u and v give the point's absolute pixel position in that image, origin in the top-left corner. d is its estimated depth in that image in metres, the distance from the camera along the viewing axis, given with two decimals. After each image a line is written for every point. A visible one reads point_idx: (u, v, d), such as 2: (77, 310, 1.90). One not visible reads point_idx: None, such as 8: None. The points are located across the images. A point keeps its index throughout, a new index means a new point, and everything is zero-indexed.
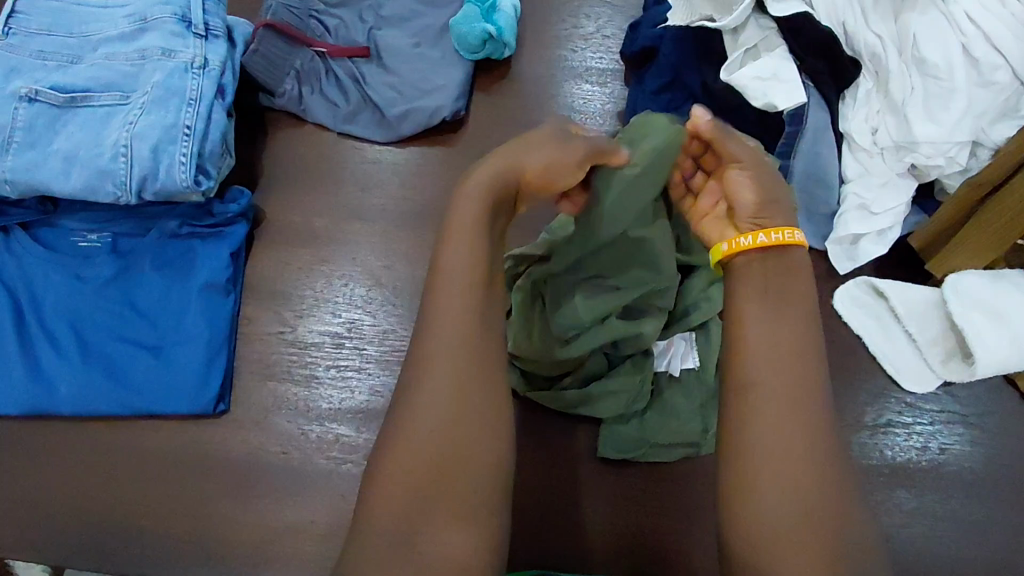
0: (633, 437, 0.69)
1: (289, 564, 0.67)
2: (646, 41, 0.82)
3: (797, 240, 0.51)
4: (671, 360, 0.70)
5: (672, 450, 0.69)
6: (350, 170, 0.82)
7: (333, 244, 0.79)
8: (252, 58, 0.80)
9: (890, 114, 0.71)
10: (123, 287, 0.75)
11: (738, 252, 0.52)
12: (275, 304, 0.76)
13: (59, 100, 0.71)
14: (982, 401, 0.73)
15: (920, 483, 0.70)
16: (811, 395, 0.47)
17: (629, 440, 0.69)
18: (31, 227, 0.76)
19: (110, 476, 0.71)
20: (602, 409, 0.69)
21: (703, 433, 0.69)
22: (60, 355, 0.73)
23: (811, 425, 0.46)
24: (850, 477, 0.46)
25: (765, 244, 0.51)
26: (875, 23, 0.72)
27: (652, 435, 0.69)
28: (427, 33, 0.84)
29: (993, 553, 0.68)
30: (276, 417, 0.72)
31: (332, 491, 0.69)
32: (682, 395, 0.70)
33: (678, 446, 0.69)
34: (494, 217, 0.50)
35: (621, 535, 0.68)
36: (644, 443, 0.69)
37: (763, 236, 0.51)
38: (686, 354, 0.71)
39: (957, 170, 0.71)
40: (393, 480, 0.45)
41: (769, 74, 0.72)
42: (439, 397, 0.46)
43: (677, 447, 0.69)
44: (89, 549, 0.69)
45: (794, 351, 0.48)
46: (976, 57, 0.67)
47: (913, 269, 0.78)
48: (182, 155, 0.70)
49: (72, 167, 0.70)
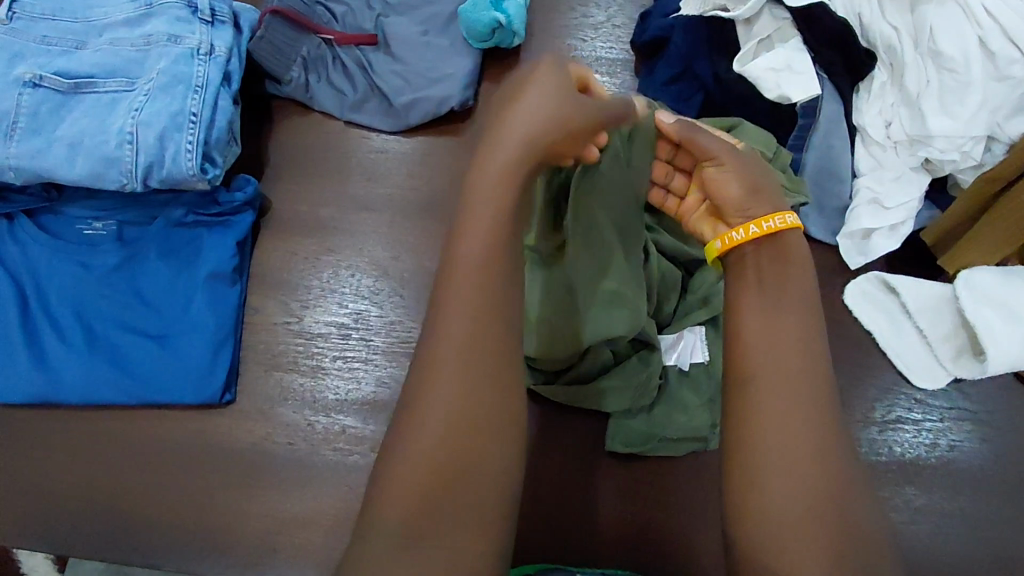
0: (641, 431, 0.68)
1: (295, 556, 0.67)
2: (657, 31, 0.80)
3: (789, 223, 0.53)
4: (679, 356, 0.70)
5: (680, 444, 0.69)
6: (356, 160, 0.81)
7: (339, 235, 0.78)
8: (258, 44, 0.79)
9: (904, 107, 0.71)
10: (127, 276, 0.74)
11: (732, 247, 0.54)
12: (281, 294, 0.76)
13: (64, 86, 0.71)
14: (992, 399, 0.72)
15: (928, 479, 0.70)
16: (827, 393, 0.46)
17: (636, 434, 0.68)
18: (34, 214, 0.75)
19: (116, 466, 0.71)
20: (607, 405, 0.69)
21: (712, 425, 0.68)
22: (65, 344, 0.72)
23: (827, 424, 0.45)
24: (864, 476, 0.46)
25: (757, 234, 0.52)
26: (890, 15, 0.71)
27: (659, 429, 0.68)
28: (435, 22, 0.83)
29: (1002, 551, 0.67)
30: (281, 407, 0.72)
31: (338, 483, 0.69)
32: (690, 390, 0.70)
33: (686, 440, 0.69)
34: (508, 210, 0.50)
35: (628, 530, 0.68)
36: (652, 437, 0.68)
37: (753, 227, 0.53)
38: (694, 348, 0.70)
39: (972, 165, 0.70)
40: (402, 475, 0.44)
41: (782, 66, 0.72)
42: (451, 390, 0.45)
43: (684, 443, 0.69)
44: (92, 538, 0.69)
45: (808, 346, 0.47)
46: (993, 51, 0.66)
47: (925, 264, 0.77)
48: (189, 143, 0.69)
49: (76, 154, 0.69)
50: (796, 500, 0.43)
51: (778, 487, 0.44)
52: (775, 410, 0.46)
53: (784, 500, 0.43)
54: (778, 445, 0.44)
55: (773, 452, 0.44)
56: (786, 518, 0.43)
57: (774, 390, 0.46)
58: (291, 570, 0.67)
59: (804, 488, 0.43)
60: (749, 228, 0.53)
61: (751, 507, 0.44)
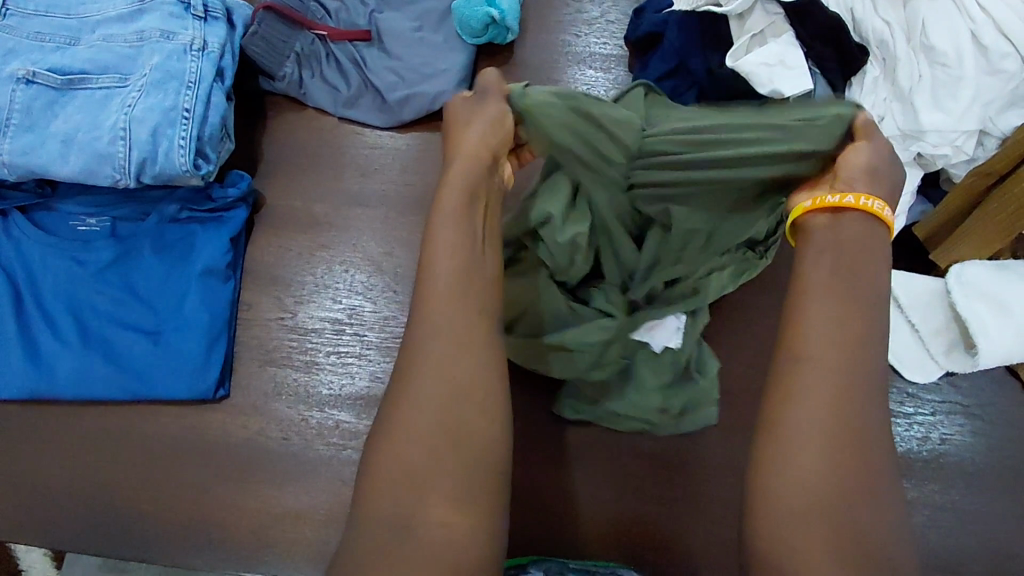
0: (592, 402, 0.69)
1: (290, 549, 0.68)
2: (651, 27, 0.80)
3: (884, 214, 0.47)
4: (655, 334, 0.65)
5: (631, 422, 0.69)
6: (350, 155, 0.81)
7: (333, 231, 0.78)
8: (251, 41, 0.79)
9: (897, 102, 0.70)
10: (120, 272, 0.74)
11: (822, 210, 0.48)
12: (276, 290, 0.76)
13: (57, 82, 0.71)
14: (984, 392, 0.72)
15: (920, 473, 0.70)
16: (842, 377, 0.42)
17: (586, 403, 0.69)
18: (29, 210, 0.75)
19: (112, 461, 0.71)
20: (557, 367, 0.66)
21: (664, 411, 0.67)
22: (60, 341, 0.72)
23: None
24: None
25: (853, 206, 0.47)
26: (882, 10, 0.72)
27: (613, 405, 0.68)
28: (430, 17, 0.83)
29: (992, 543, 0.68)
30: (275, 403, 0.72)
31: (333, 478, 0.69)
32: (651, 370, 0.66)
33: (633, 420, 0.68)
34: (481, 211, 0.49)
35: (620, 523, 0.68)
36: (601, 410, 0.69)
37: (852, 198, 0.47)
38: (673, 332, 0.65)
39: (964, 159, 0.70)
40: (385, 465, 0.43)
41: (774, 61, 0.72)
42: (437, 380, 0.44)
43: (634, 421, 0.68)
44: (89, 533, 0.69)
45: (836, 316, 0.44)
46: (985, 45, 0.66)
47: (918, 258, 0.77)
48: (182, 139, 0.69)
49: (69, 150, 0.69)
50: None
51: (782, 469, 0.41)
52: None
53: (790, 490, 0.41)
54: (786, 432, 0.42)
55: (787, 442, 0.41)
56: None
57: None
58: (287, 564, 0.67)
59: None
60: (848, 197, 0.47)
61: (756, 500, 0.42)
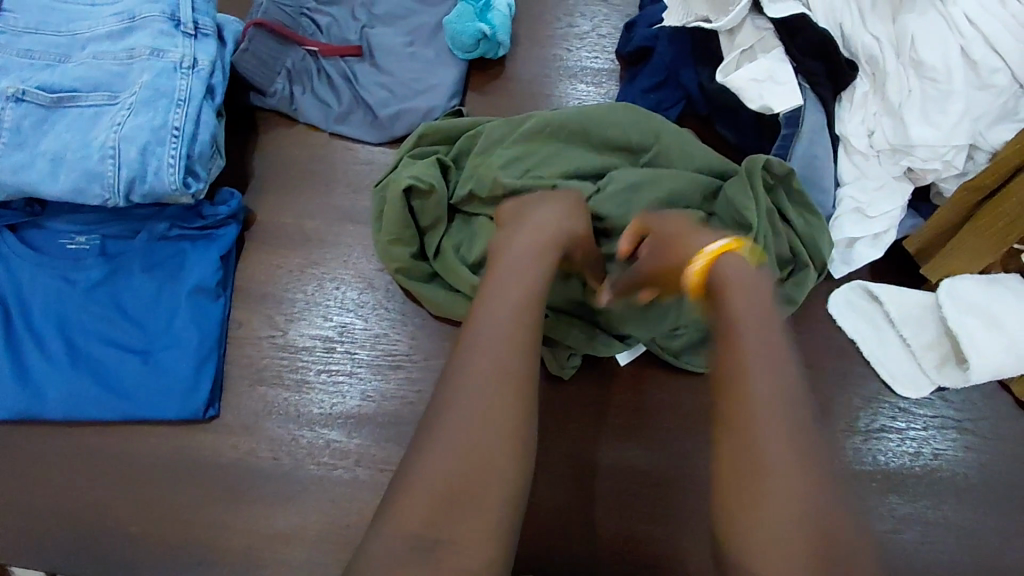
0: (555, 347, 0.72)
1: (279, 569, 0.67)
2: (641, 41, 0.80)
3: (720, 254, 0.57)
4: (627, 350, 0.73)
5: (573, 360, 0.72)
6: (341, 171, 0.81)
7: (324, 247, 0.78)
8: (242, 57, 0.79)
9: (887, 117, 0.70)
10: (111, 291, 0.74)
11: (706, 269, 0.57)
12: (265, 308, 0.76)
13: (47, 100, 0.71)
14: (976, 406, 0.72)
15: (911, 490, 0.70)
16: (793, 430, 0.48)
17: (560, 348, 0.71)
18: (18, 229, 0.75)
19: (100, 482, 0.71)
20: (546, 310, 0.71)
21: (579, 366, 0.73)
22: (49, 360, 0.72)
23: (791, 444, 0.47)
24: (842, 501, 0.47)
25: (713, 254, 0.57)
26: (872, 25, 0.71)
27: (560, 338, 0.71)
28: (422, 31, 0.83)
29: (984, 559, 0.68)
30: (267, 422, 0.72)
31: (324, 497, 0.69)
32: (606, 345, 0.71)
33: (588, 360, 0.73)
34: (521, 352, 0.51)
35: (614, 541, 0.67)
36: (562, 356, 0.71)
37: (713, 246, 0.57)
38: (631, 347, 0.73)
39: (954, 173, 0.70)
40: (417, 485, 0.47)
41: (764, 76, 0.72)
42: (482, 395, 0.49)
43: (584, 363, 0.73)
44: (78, 556, 0.69)
45: (775, 373, 0.49)
46: (975, 59, 0.66)
47: (908, 273, 0.77)
48: (171, 157, 0.69)
49: (59, 169, 0.69)
50: (773, 523, 0.45)
51: (759, 513, 0.46)
52: (767, 425, 0.48)
53: (765, 521, 0.46)
54: (741, 462, 0.47)
55: (757, 475, 0.47)
56: (761, 538, 0.45)
57: (754, 421, 0.48)
58: None
59: (777, 508, 0.46)
60: (711, 248, 0.57)
61: (733, 528, 0.47)
